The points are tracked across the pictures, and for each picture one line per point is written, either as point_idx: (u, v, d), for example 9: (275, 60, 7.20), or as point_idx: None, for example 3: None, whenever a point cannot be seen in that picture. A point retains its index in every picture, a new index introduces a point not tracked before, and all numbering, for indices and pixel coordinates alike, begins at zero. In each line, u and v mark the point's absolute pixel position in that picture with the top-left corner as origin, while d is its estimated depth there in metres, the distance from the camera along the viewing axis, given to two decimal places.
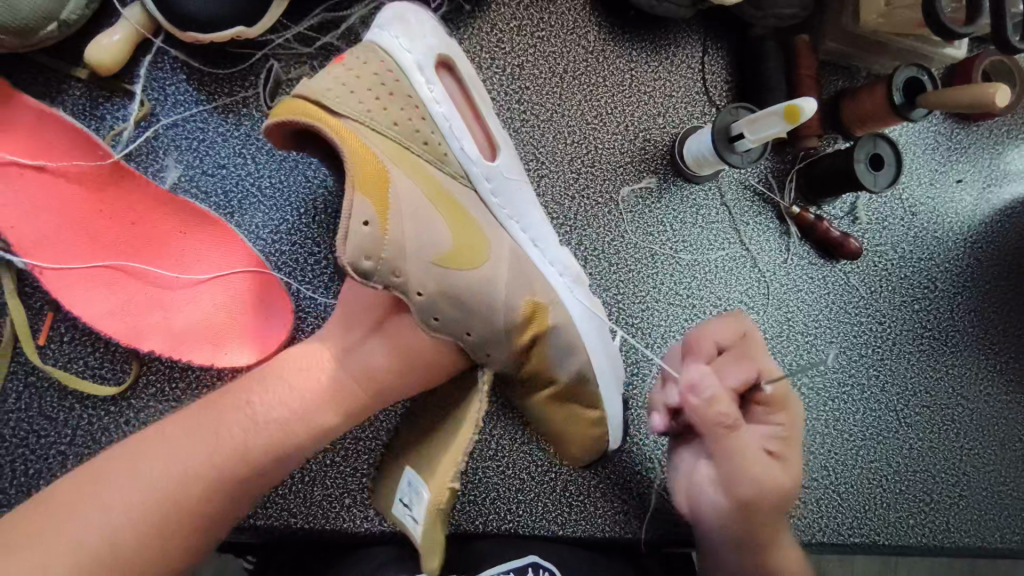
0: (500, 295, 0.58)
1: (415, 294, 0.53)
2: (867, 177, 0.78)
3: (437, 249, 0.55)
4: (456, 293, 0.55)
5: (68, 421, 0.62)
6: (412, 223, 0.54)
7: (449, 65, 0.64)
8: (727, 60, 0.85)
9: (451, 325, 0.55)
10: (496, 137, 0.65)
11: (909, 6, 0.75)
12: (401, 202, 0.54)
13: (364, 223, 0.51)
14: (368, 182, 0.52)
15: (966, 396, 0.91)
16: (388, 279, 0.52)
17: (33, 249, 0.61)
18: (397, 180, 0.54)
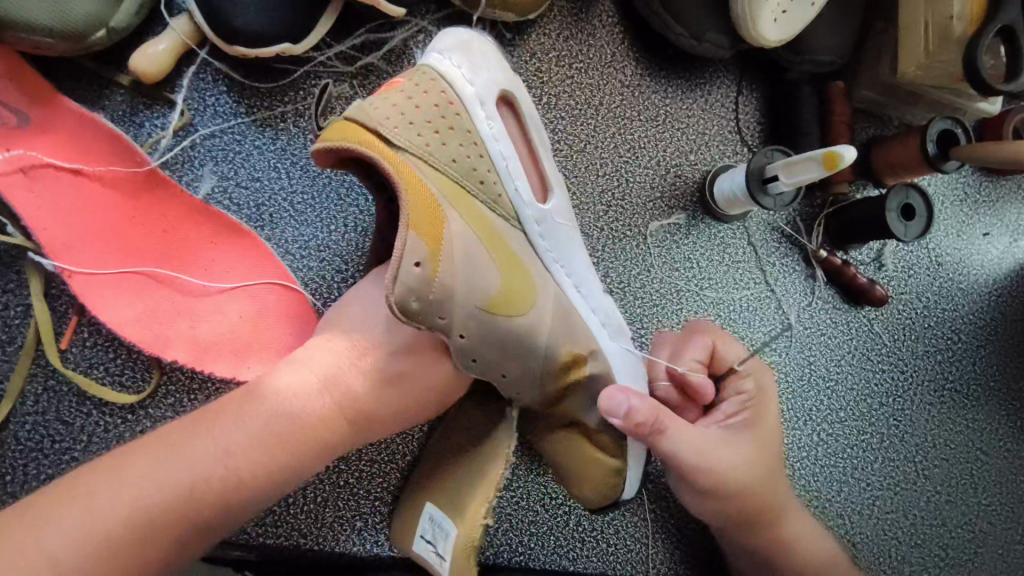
0: (539, 346, 0.57)
1: (458, 337, 0.53)
2: (898, 226, 0.78)
3: (484, 293, 0.53)
4: (497, 340, 0.55)
5: (84, 427, 0.62)
6: (462, 267, 0.52)
7: (511, 99, 0.60)
8: (760, 101, 0.85)
9: (488, 366, 0.56)
10: (550, 178, 0.63)
11: (949, 60, 0.74)
12: (454, 245, 0.52)
13: (416, 264, 0.49)
14: (424, 226, 0.49)
15: (986, 451, 0.90)
16: (435, 320, 0.51)
17: (63, 253, 0.61)
18: (449, 225, 0.52)
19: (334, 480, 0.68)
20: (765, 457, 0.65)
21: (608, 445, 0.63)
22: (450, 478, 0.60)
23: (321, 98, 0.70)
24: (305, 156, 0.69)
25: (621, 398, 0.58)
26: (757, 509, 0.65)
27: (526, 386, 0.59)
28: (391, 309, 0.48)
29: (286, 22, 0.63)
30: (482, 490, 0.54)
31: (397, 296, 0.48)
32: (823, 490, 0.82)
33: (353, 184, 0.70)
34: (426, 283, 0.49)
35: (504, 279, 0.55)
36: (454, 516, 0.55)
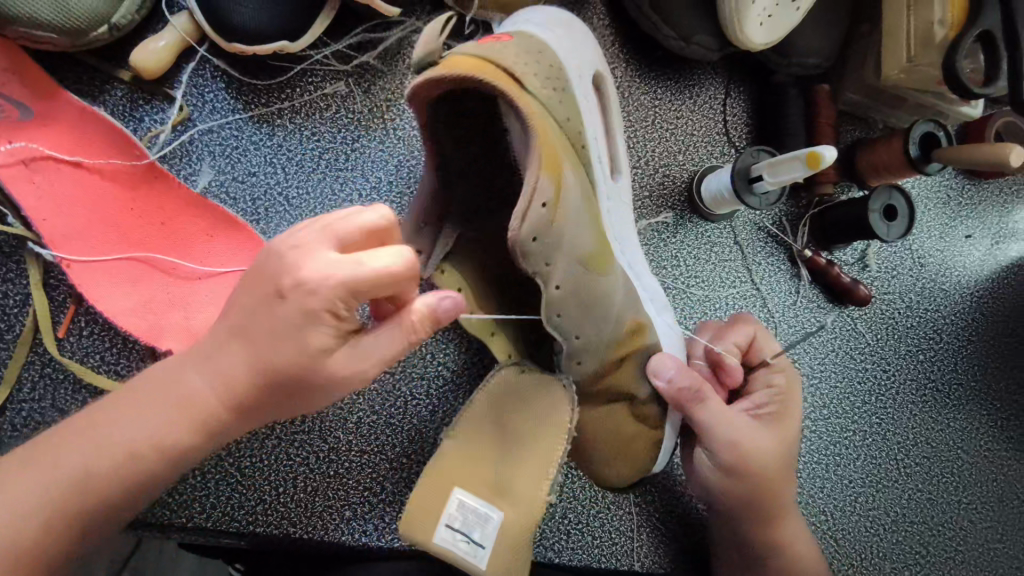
0: (615, 308, 0.61)
1: (554, 287, 0.54)
2: (880, 226, 0.79)
3: (582, 250, 0.56)
4: (584, 296, 0.57)
5: (79, 415, 0.63)
6: (572, 221, 0.54)
7: (599, 81, 0.69)
8: (748, 104, 0.87)
9: (567, 324, 0.57)
10: (618, 157, 0.70)
11: (931, 65, 0.76)
12: (569, 197, 0.54)
13: (544, 206, 0.50)
14: (555, 168, 0.52)
15: (967, 449, 0.92)
16: (541, 267, 0.53)
17: (62, 243, 0.62)
18: (568, 178, 0.54)
19: (324, 469, 0.70)
20: (789, 452, 0.67)
21: (646, 416, 0.65)
22: (475, 453, 0.56)
23: (316, 96, 0.71)
24: (301, 151, 0.71)
25: (670, 364, 0.63)
26: (761, 500, 0.67)
27: (592, 351, 0.60)
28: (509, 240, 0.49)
29: (284, 20, 0.64)
30: (533, 477, 0.55)
31: (520, 228, 0.49)
32: (807, 485, 0.84)
33: (347, 180, 0.71)
34: (546, 224, 0.51)
35: (595, 242, 0.58)
36: (493, 498, 0.53)
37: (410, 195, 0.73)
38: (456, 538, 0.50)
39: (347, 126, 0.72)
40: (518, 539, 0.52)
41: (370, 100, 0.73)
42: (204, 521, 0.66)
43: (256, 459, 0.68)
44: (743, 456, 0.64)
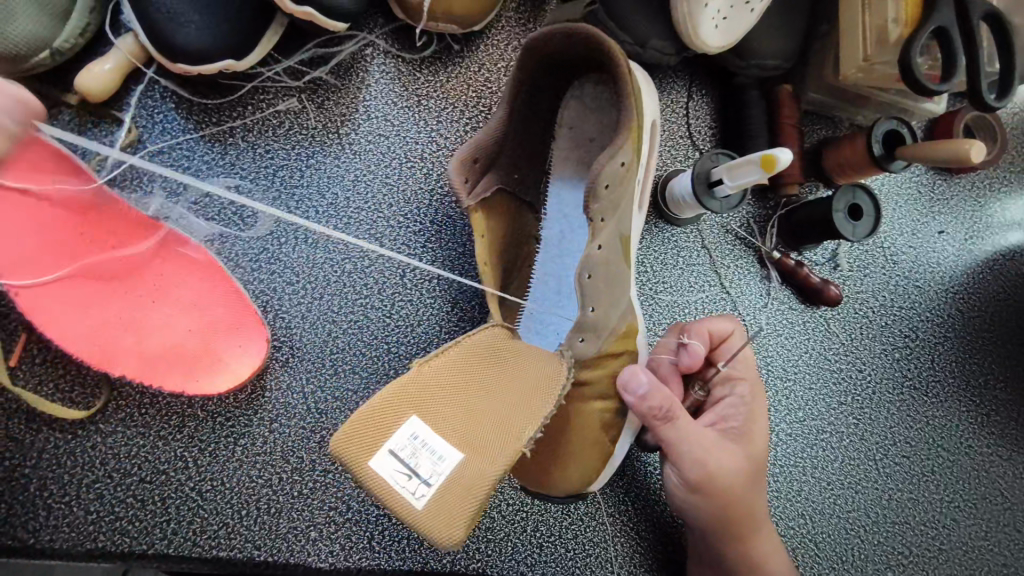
0: (626, 300, 0.68)
1: (596, 246, 0.65)
2: (845, 227, 0.79)
3: (623, 231, 0.67)
4: (613, 272, 0.67)
5: (33, 443, 0.64)
6: (625, 202, 0.67)
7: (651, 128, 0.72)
8: (711, 106, 0.86)
9: (591, 290, 0.65)
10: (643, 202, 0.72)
11: (888, 62, 0.75)
12: (630, 185, 0.66)
13: (619, 164, 0.64)
14: (635, 148, 0.65)
15: (948, 447, 0.91)
16: (595, 219, 0.65)
17: (9, 271, 0.61)
18: (637, 165, 0.66)
19: (288, 491, 0.68)
20: (757, 465, 0.67)
21: (609, 427, 0.66)
22: (443, 381, 0.51)
23: (268, 113, 0.71)
24: (255, 170, 0.70)
25: (638, 379, 0.63)
26: (739, 516, 0.65)
27: (596, 330, 0.66)
28: (592, 171, 0.63)
29: (227, 39, 0.64)
30: (501, 430, 0.51)
31: (596, 171, 0.63)
32: (786, 490, 0.83)
33: (304, 197, 0.71)
34: (613, 181, 0.64)
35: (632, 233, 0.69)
36: (451, 440, 0.49)
37: (368, 209, 0.72)
38: (397, 471, 0.47)
39: (302, 142, 0.72)
40: (468, 493, 0.47)
41: (325, 116, 0.72)
42: (165, 548, 0.65)
43: (217, 483, 0.67)
44: (711, 471, 0.63)
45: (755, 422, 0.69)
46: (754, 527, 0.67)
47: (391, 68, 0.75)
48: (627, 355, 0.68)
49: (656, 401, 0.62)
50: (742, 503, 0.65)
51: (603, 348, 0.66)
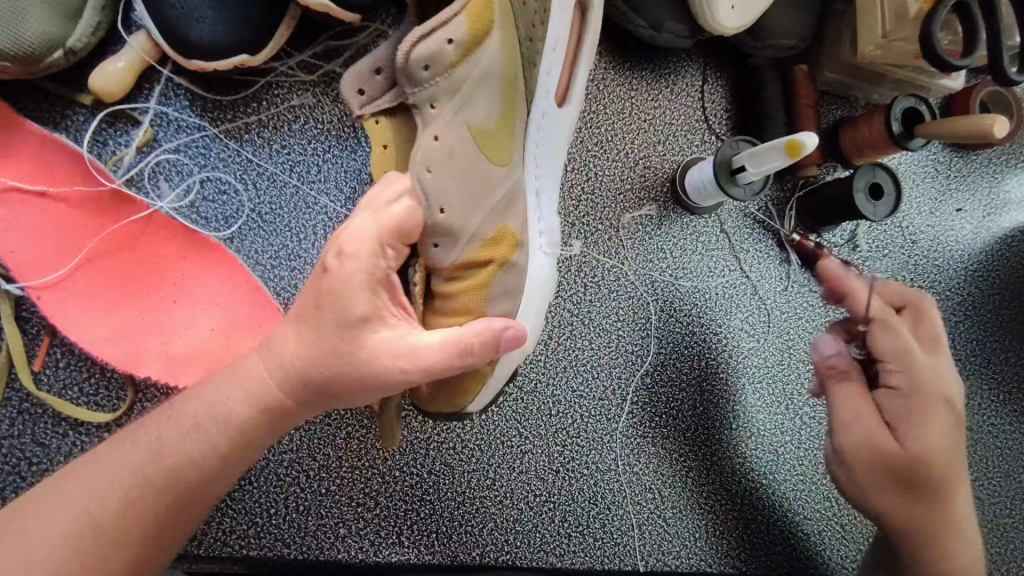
0: (493, 197, 0.59)
1: (432, 137, 0.57)
2: (866, 206, 0.78)
3: (481, 122, 0.60)
4: (464, 167, 0.58)
5: (61, 447, 0.62)
6: (479, 89, 0.59)
7: (584, 8, 0.67)
8: (726, 89, 0.85)
9: (438, 185, 0.56)
10: (572, 89, 0.68)
11: (907, 38, 0.74)
12: (481, 65, 0.59)
13: (447, 42, 0.57)
14: (475, 21, 0.58)
15: (970, 425, 0.90)
16: (425, 108, 0.58)
17: (30, 275, 0.62)
18: (490, 40, 0.59)
19: (317, 488, 0.69)
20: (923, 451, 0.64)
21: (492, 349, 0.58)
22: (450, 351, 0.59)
23: (283, 108, 0.70)
24: (272, 166, 0.69)
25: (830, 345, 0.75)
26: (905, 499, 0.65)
27: (454, 236, 0.57)
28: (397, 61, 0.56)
29: (241, 34, 0.63)
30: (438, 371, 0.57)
31: (408, 50, 0.55)
32: (810, 471, 0.83)
33: (321, 192, 0.70)
34: (442, 65, 0.57)
35: (499, 125, 0.61)
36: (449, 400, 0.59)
37: None
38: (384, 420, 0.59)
39: (317, 138, 0.70)
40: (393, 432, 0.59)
41: (340, 109, 0.71)
42: (196, 548, 0.65)
43: (245, 483, 0.67)
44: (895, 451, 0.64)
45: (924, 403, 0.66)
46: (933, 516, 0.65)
47: None
48: (493, 266, 0.59)
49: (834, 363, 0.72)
50: (909, 487, 0.64)
51: (463, 256, 0.58)
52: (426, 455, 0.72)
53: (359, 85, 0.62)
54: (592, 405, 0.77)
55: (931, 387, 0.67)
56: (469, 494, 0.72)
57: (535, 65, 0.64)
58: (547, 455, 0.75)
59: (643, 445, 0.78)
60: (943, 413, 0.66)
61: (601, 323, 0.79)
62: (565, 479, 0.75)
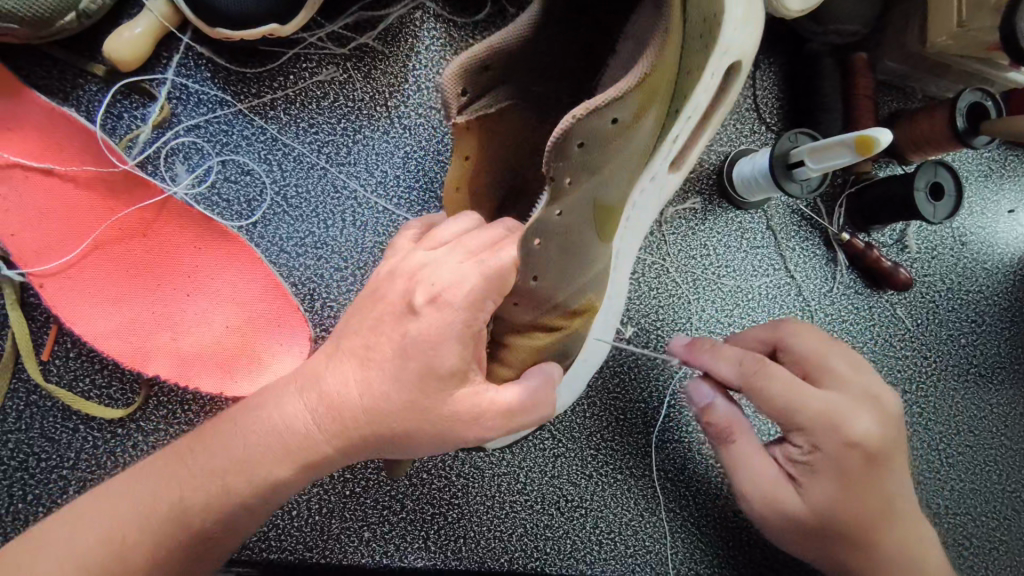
0: (587, 272, 0.54)
1: (555, 212, 0.46)
2: (925, 207, 0.73)
3: (602, 198, 0.52)
4: (570, 245, 0.49)
5: (71, 443, 0.58)
6: (614, 163, 0.51)
7: (733, 69, 0.62)
8: (779, 75, 0.80)
9: (537, 263, 0.46)
10: (686, 154, 0.66)
11: (984, 28, 0.69)
12: (627, 141, 0.50)
13: (611, 120, 0.46)
14: (646, 95, 0.49)
15: (1011, 435, 0.87)
16: (559, 182, 0.45)
17: (33, 258, 0.58)
18: (644, 121, 0.51)
19: (340, 490, 0.66)
20: (833, 511, 0.57)
21: None
22: None
23: (310, 83, 0.65)
24: (298, 145, 0.64)
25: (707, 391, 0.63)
26: (828, 551, 0.60)
27: (537, 302, 0.50)
28: (560, 128, 0.42)
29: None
30: None
31: (576, 124, 0.43)
32: None
33: (349, 175, 0.65)
34: (596, 142, 0.46)
35: (614, 202, 0.55)
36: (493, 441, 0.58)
37: (419, 189, 0.65)
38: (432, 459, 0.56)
39: (348, 116, 0.65)
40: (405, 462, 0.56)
41: (372, 86, 0.65)
42: None
43: None
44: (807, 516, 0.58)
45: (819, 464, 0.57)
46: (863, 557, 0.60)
47: (443, 32, 0.67)
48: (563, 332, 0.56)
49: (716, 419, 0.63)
50: (837, 542, 0.59)
51: (538, 319, 0.52)
52: (455, 457, 0.69)
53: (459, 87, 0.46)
54: (627, 407, 0.73)
55: (829, 466, 0.56)
56: (498, 497, 0.69)
57: (666, 132, 0.60)
58: (581, 459, 0.72)
59: (683, 450, 0.74)
60: (855, 484, 0.57)
61: (640, 328, 0.75)
62: (598, 484, 0.72)
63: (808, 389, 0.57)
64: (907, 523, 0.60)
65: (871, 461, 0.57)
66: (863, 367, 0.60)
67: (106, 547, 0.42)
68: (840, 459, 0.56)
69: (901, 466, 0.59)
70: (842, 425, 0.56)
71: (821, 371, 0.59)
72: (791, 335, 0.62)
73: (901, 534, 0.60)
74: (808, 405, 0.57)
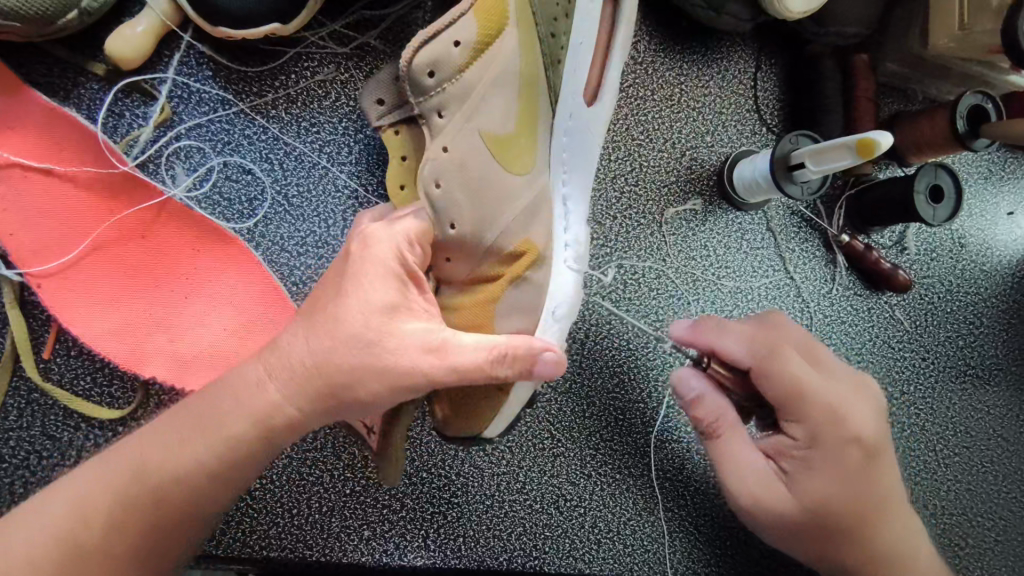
0: (515, 205, 0.55)
1: (440, 149, 0.54)
2: (925, 209, 0.74)
3: (493, 127, 0.56)
4: (477, 177, 0.54)
5: (72, 441, 0.58)
6: (490, 91, 0.55)
7: None
8: (781, 77, 0.80)
9: (446, 201, 0.53)
10: (605, 80, 0.62)
11: (988, 31, 0.69)
12: (495, 68, 0.55)
13: (454, 45, 0.53)
14: (489, 23, 0.55)
15: (1007, 437, 0.87)
16: (431, 117, 0.55)
17: (31, 259, 0.58)
18: (505, 45, 0.56)
19: (340, 488, 0.66)
20: (825, 504, 0.58)
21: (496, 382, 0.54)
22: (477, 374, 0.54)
23: (312, 83, 0.65)
24: (300, 144, 0.64)
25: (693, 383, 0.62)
26: (812, 547, 0.60)
27: (467, 251, 0.54)
28: (400, 67, 0.53)
29: None
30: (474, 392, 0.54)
31: (411, 56, 0.52)
32: None
33: (351, 174, 0.65)
34: (449, 69, 0.54)
35: (513, 131, 0.56)
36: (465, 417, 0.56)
37: None
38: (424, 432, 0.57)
39: (350, 115, 0.65)
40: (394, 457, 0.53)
41: None
42: (214, 549, 0.63)
43: (266, 481, 0.65)
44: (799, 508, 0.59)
45: (821, 453, 0.59)
46: (846, 554, 0.60)
47: None
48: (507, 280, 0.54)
49: (705, 414, 0.62)
50: (824, 537, 0.60)
51: (477, 272, 0.55)
52: (455, 456, 0.69)
53: (381, 94, 0.57)
54: (627, 407, 0.74)
55: (828, 454, 0.59)
56: (498, 496, 0.69)
57: (560, 60, 0.59)
58: (580, 459, 0.72)
59: (682, 450, 0.75)
60: (850, 476, 0.59)
61: (640, 328, 0.75)
62: (597, 483, 0.72)
63: (812, 378, 0.60)
64: (895, 525, 0.62)
65: (866, 453, 0.60)
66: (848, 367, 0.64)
67: (113, 547, 0.43)
68: (839, 446, 0.59)
69: (888, 463, 0.62)
70: (841, 415, 0.59)
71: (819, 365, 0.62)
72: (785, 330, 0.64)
73: (893, 533, 0.61)
74: (813, 394, 0.59)
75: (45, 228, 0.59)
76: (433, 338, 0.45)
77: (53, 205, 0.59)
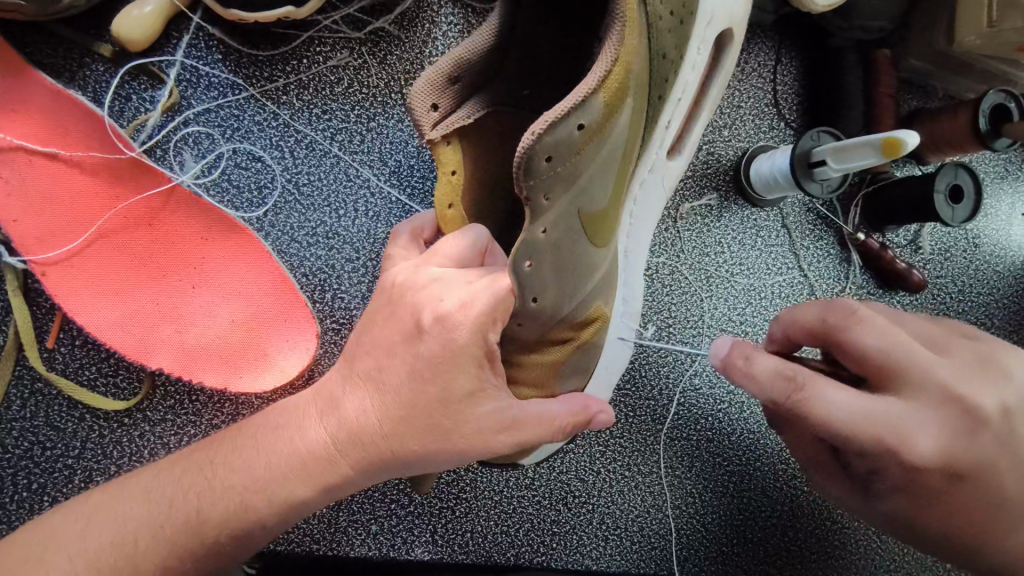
0: (589, 280, 0.51)
1: (540, 230, 0.43)
2: (945, 209, 0.72)
3: (588, 205, 0.48)
4: (566, 260, 0.47)
5: (77, 432, 0.58)
6: (599, 167, 0.47)
7: (725, 40, 0.63)
8: (800, 69, 0.78)
9: (540, 283, 0.44)
10: (687, 140, 0.66)
11: (1017, 29, 0.68)
12: (608, 141, 0.46)
13: (578, 128, 0.42)
14: (612, 96, 0.44)
15: None
16: (539, 199, 0.42)
17: (34, 246, 0.57)
18: (619, 123, 0.47)
19: None
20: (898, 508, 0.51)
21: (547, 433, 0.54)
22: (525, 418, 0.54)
23: (323, 69, 0.63)
24: (310, 132, 0.62)
25: None
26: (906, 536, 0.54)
27: (543, 320, 0.47)
28: (521, 150, 0.39)
29: None
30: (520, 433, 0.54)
31: (537, 140, 0.40)
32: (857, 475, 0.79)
33: (364, 163, 0.63)
34: (570, 152, 0.43)
35: (605, 208, 0.51)
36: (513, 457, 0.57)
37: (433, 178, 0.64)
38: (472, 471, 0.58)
39: (362, 103, 0.63)
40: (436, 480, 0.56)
41: (386, 72, 0.63)
42: None
43: None
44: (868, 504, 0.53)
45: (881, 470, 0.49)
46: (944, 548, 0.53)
47: (461, 19, 0.64)
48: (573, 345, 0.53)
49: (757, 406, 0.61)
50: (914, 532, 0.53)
51: (545, 335, 0.50)
52: None
53: (433, 97, 0.44)
54: (637, 405, 0.73)
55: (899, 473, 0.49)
56: (507, 492, 0.69)
57: (651, 124, 0.57)
58: (589, 455, 0.71)
59: (691, 448, 0.74)
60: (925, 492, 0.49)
61: (651, 324, 0.74)
62: (606, 481, 0.71)
63: (865, 399, 0.47)
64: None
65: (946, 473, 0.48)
66: (951, 359, 0.49)
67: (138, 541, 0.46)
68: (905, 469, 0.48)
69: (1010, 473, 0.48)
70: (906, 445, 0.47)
71: (889, 370, 0.48)
72: (851, 325, 0.49)
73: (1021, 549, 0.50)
74: (865, 423, 0.47)
75: (47, 215, 0.58)
76: (506, 418, 0.44)
77: (54, 190, 0.58)
